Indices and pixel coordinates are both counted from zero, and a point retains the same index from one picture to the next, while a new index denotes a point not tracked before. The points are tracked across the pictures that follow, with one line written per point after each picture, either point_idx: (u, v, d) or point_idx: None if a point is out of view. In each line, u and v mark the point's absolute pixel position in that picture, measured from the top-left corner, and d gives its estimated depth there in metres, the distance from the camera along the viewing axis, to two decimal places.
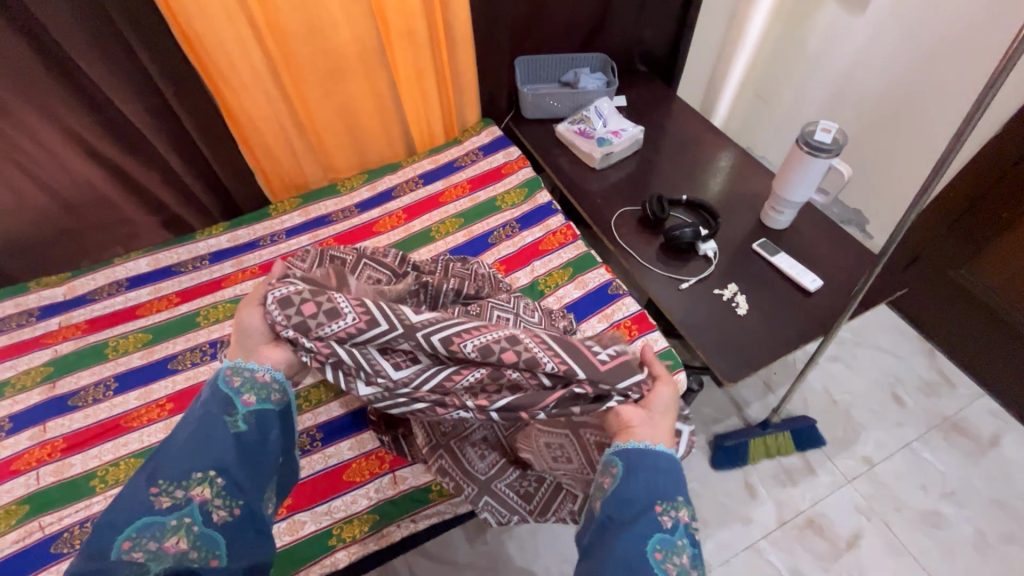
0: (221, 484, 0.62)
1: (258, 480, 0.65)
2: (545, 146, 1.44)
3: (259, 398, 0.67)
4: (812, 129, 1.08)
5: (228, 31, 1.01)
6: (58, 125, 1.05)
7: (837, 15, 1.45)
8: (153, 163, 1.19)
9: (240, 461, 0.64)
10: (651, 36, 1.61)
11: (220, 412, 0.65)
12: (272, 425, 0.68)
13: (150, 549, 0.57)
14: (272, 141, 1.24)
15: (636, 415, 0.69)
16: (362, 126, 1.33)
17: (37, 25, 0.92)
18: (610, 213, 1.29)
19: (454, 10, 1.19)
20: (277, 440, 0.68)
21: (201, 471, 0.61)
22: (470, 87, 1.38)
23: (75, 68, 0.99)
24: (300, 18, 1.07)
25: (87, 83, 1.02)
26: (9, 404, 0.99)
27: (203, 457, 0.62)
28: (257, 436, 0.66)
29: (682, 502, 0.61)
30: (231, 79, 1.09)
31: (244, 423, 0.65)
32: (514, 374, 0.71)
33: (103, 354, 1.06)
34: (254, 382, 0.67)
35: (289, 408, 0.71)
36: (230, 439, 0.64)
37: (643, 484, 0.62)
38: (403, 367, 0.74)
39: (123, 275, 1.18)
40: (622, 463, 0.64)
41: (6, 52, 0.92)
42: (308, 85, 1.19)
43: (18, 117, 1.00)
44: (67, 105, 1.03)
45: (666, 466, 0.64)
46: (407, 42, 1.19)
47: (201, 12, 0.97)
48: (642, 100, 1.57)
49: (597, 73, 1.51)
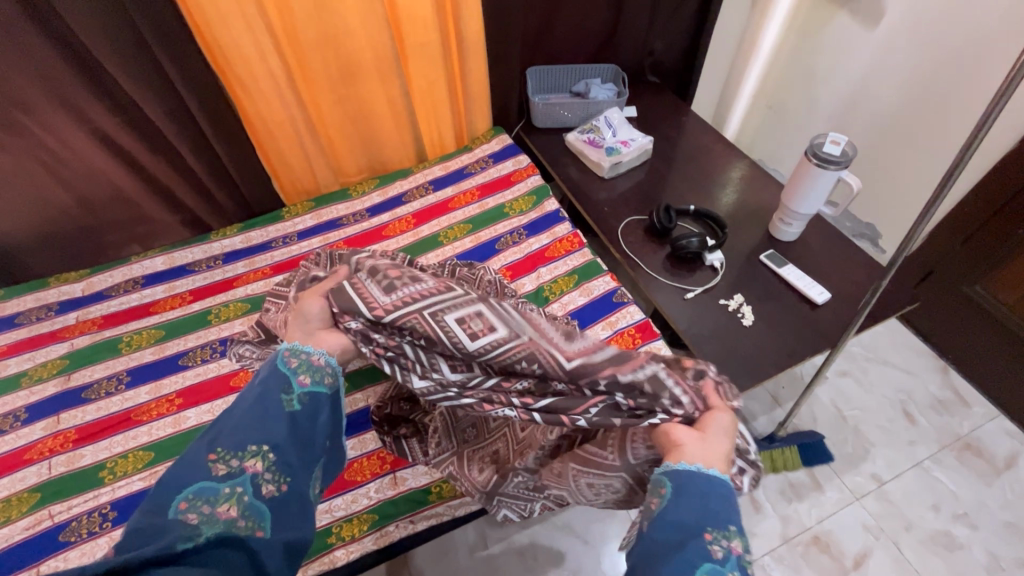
0: (273, 459, 0.62)
1: (306, 460, 0.66)
2: (554, 154, 1.46)
3: (313, 380, 0.69)
4: (821, 141, 1.08)
5: (247, 40, 1.05)
6: (83, 125, 1.09)
7: (851, 29, 1.45)
8: (173, 163, 1.23)
9: (292, 439, 0.64)
10: (662, 48, 1.62)
11: (277, 389, 0.66)
12: (324, 409, 0.69)
13: (204, 513, 0.56)
14: (285, 146, 1.27)
15: (686, 435, 0.65)
16: (375, 134, 1.36)
17: (66, 30, 0.96)
18: (617, 222, 1.29)
19: (468, 21, 1.22)
20: (327, 422, 0.69)
21: (255, 444, 0.61)
22: (481, 95, 1.41)
23: (101, 70, 1.03)
24: (317, 29, 1.11)
25: (111, 86, 1.06)
26: (26, 395, 1.02)
27: (260, 430, 0.62)
28: (308, 416, 0.67)
29: (734, 534, 0.55)
30: (249, 85, 1.12)
31: (298, 403, 0.66)
32: (560, 386, 0.73)
33: (117, 348, 1.09)
34: (310, 364, 0.70)
35: (338, 394, 0.72)
36: (284, 416, 0.65)
37: (692, 506, 0.57)
38: (458, 370, 0.76)
39: (139, 272, 1.22)
40: (671, 483, 0.60)
41: (36, 54, 0.96)
42: (324, 93, 1.22)
43: (46, 116, 1.05)
44: (92, 107, 1.07)
45: (720, 492, 0.59)
46: (421, 52, 1.22)
47: (222, 20, 1.00)
48: (653, 111, 1.58)
49: (608, 84, 1.53)
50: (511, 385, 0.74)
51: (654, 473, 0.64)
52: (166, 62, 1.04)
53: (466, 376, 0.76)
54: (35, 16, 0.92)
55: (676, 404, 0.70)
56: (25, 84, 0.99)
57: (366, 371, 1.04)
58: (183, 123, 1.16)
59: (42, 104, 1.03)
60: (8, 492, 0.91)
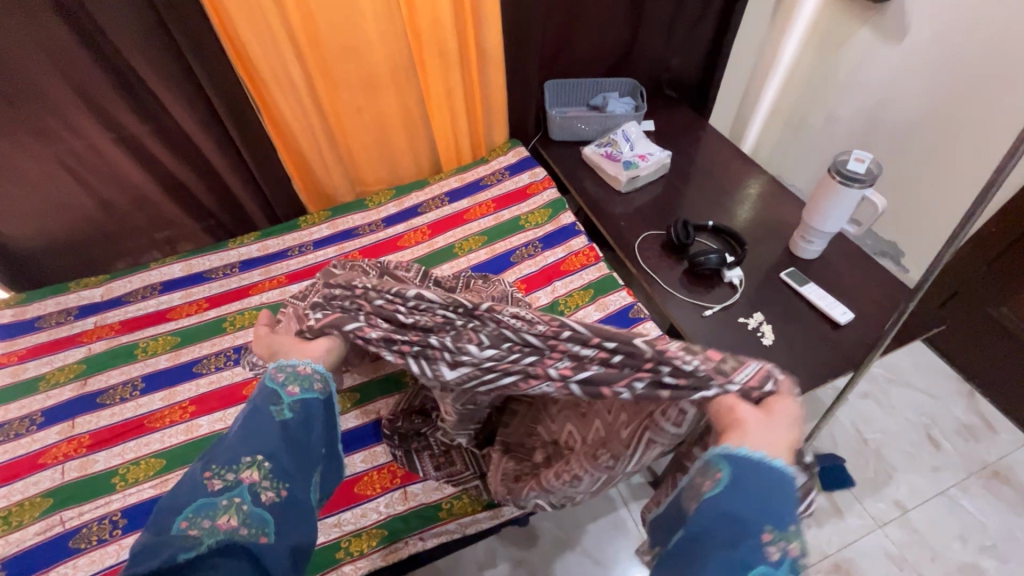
0: (269, 467, 0.61)
1: (304, 466, 0.64)
2: (571, 168, 1.45)
3: (302, 388, 0.67)
4: (845, 159, 1.05)
5: (276, 53, 1.07)
6: (110, 131, 1.11)
7: (871, 44, 1.44)
8: (195, 168, 1.24)
9: (287, 447, 0.63)
10: (680, 64, 1.62)
11: (266, 402, 0.64)
12: (316, 416, 0.67)
13: (205, 527, 0.56)
14: (309, 153, 1.28)
15: (751, 414, 0.54)
16: (392, 145, 1.37)
17: (102, 40, 0.99)
18: (634, 237, 1.28)
19: (487, 28, 1.22)
20: (322, 427, 0.67)
21: (249, 455, 0.60)
22: (500, 108, 1.41)
23: (131, 74, 1.05)
24: (340, 42, 1.12)
25: (139, 94, 1.08)
26: (43, 398, 1.03)
27: (254, 442, 0.62)
28: (302, 424, 0.65)
29: (796, 536, 0.47)
30: (275, 92, 1.13)
31: (289, 411, 0.65)
32: (595, 367, 0.62)
33: (133, 354, 1.10)
34: (296, 373, 0.67)
35: (331, 397, 0.71)
36: (275, 426, 0.63)
37: (752, 501, 0.48)
38: (486, 344, 0.66)
39: (157, 279, 1.23)
40: (728, 470, 0.50)
41: (71, 64, 0.99)
42: (345, 104, 1.23)
43: (75, 124, 1.07)
44: (120, 114, 1.09)
45: (785, 484, 0.49)
46: (440, 63, 1.23)
47: (253, 34, 1.03)
48: (670, 125, 1.57)
49: (625, 98, 1.52)
50: (549, 360, 0.64)
51: (705, 450, 0.54)
52: (194, 65, 1.04)
53: (498, 349, 0.66)
54: (70, 21, 0.95)
55: (733, 382, 0.57)
56: (55, 88, 1.01)
57: (377, 384, 1.04)
58: (207, 131, 1.18)
59: (73, 109, 1.05)
60: (21, 496, 0.91)
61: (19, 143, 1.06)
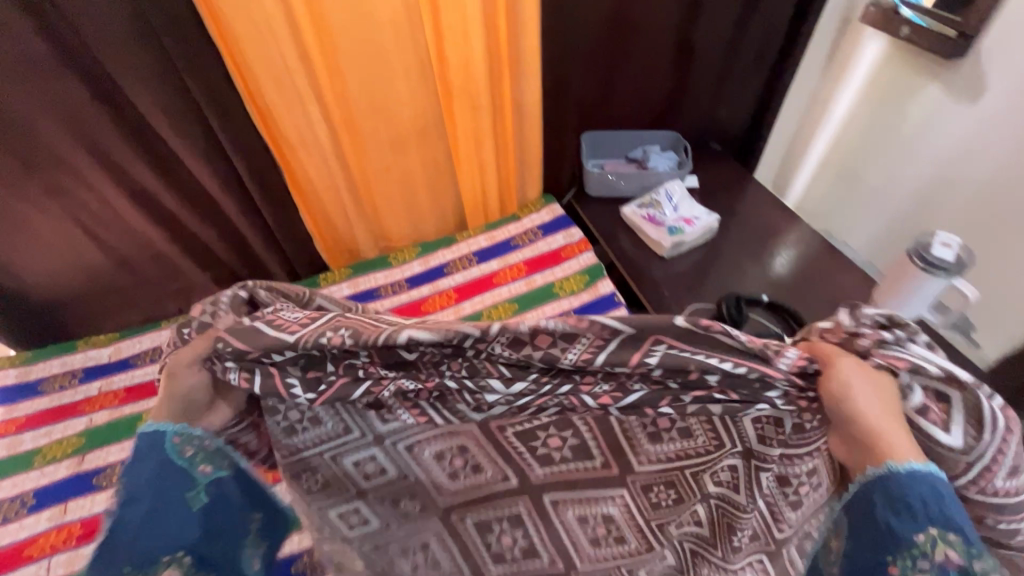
0: (192, 562, 0.52)
1: (228, 549, 0.57)
2: (609, 226, 1.34)
3: (214, 467, 0.58)
4: (928, 242, 0.93)
5: (298, 108, 1.00)
6: (124, 185, 1.05)
7: (941, 100, 1.31)
8: (210, 223, 1.17)
9: (209, 538, 0.54)
10: (727, 115, 1.51)
11: (175, 488, 0.53)
12: (231, 494, 0.59)
13: None
14: (329, 208, 1.20)
15: (839, 445, 0.54)
16: (418, 199, 1.29)
17: (116, 93, 0.93)
18: (678, 310, 1.17)
19: (524, 81, 1.15)
20: (241, 504, 0.60)
21: (168, 554, 0.51)
22: (533, 161, 1.32)
23: (147, 130, 0.99)
24: (366, 96, 1.05)
25: (155, 149, 1.02)
26: (36, 476, 0.96)
27: (170, 540, 0.51)
28: (220, 508, 0.57)
29: (939, 538, 0.44)
30: (296, 148, 1.06)
31: (205, 495, 0.55)
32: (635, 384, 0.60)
33: (135, 428, 1.02)
34: (205, 449, 0.58)
35: (241, 468, 0.62)
36: (194, 517, 0.53)
37: (867, 537, 0.48)
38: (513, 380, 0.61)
39: (167, 340, 1.16)
40: (844, 518, 0.52)
41: (84, 118, 0.94)
42: (370, 158, 1.16)
43: (88, 178, 1.02)
44: (134, 169, 1.03)
45: (923, 488, 0.46)
46: (471, 118, 1.15)
47: (275, 90, 0.96)
48: (715, 180, 1.46)
49: (667, 152, 1.42)
50: (585, 385, 0.60)
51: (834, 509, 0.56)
52: (210, 117, 0.98)
53: (529, 385, 0.60)
54: (85, 78, 0.90)
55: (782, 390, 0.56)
56: (68, 144, 0.96)
57: None
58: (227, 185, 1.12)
59: (86, 164, 1.00)
60: None
61: (29, 199, 1.01)
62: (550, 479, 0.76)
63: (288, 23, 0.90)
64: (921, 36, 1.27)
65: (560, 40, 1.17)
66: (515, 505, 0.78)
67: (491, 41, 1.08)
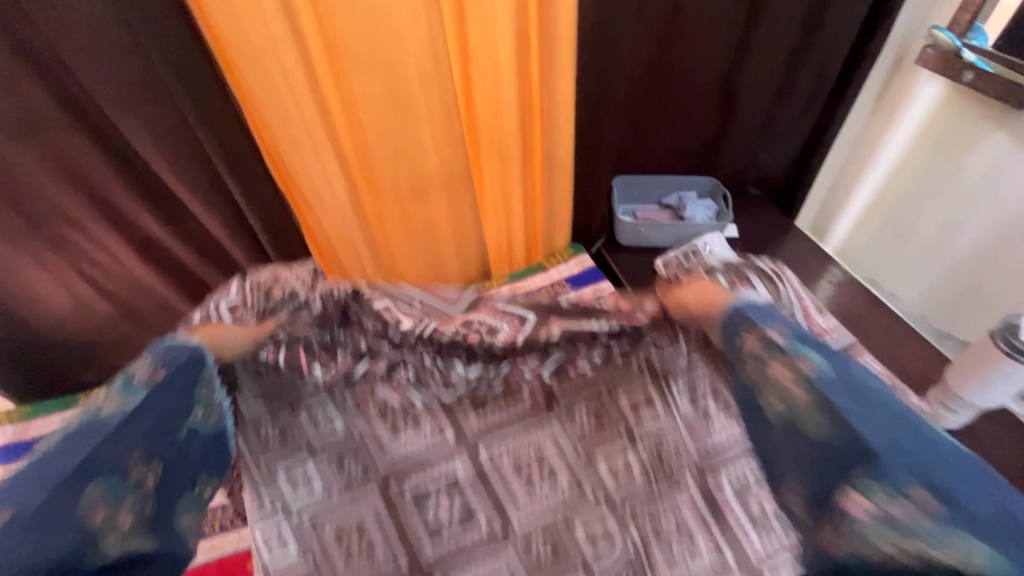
0: (161, 470, 0.70)
1: (182, 478, 0.73)
2: (641, 280, 1.25)
3: (205, 415, 0.78)
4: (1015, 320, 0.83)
5: (314, 158, 0.93)
6: (129, 234, 0.99)
7: (1010, 149, 1.20)
8: (220, 271, 1.11)
9: (173, 465, 0.72)
10: (769, 160, 1.42)
11: (177, 411, 0.72)
12: (211, 442, 0.79)
13: (103, 517, 0.62)
14: (345, 256, 1.13)
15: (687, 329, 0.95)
16: (439, 249, 1.21)
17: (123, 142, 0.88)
18: None
19: (558, 134, 1.07)
20: (202, 457, 0.77)
21: (147, 459, 0.68)
22: (564, 213, 1.25)
23: (155, 178, 0.94)
24: (387, 150, 0.98)
25: (164, 198, 0.97)
26: None
27: (154, 445, 0.69)
28: (190, 445, 0.75)
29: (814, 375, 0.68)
30: (311, 199, 0.99)
31: (186, 433, 0.74)
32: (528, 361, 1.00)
33: None
34: (208, 400, 0.78)
35: (225, 429, 0.82)
36: (172, 445, 0.71)
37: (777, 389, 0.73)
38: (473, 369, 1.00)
39: None
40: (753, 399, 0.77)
41: (88, 167, 0.89)
42: (387, 208, 1.08)
43: (91, 227, 0.97)
44: (141, 218, 0.98)
45: (759, 314, 0.77)
46: (496, 164, 1.07)
47: (289, 140, 0.89)
48: (754, 227, 1.36)
49: (705, 200, 1.33)
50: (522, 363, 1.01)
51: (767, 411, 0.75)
52: (219, 165, 0.93)
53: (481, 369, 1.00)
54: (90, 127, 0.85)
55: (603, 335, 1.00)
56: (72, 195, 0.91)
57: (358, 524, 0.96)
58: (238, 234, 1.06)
59: (87, 213, 0.94)
60: None
61: (29, 252, 0.96)
62: (486, 435, 0.94)
63: (302, 66, 0.82)
64: (987, 83, 1.16)
65: (601, 79, 1.08)
66: (446, 462, 0.91)
67: (524, 90, 0.99)
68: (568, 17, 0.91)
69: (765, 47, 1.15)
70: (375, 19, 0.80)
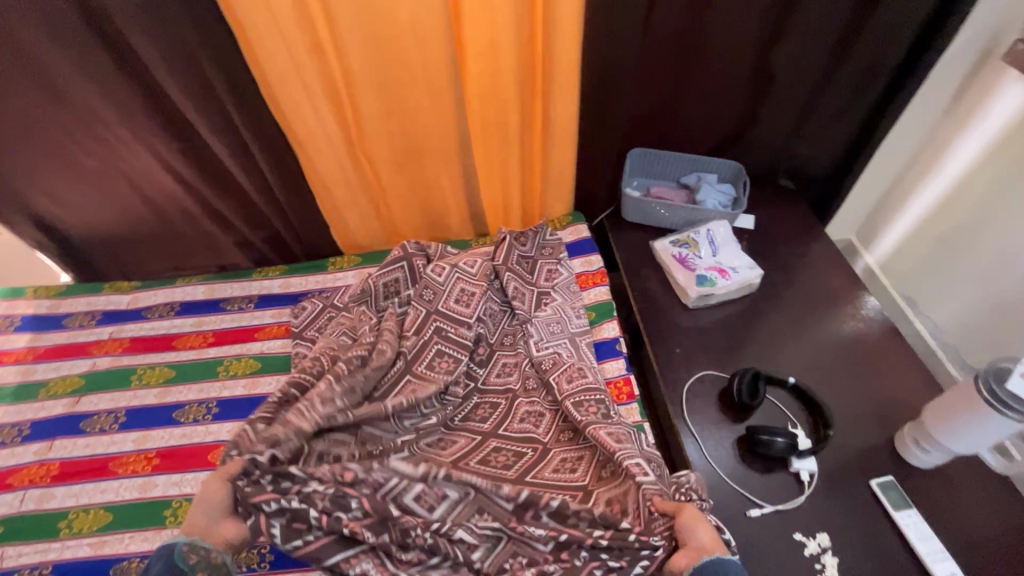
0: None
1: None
2: (634, 261, 1.20)
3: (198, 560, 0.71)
4: (1006, 371, 0.77)
5: (312, 118, 1.01)
6: (143, 140, 1.07)
7: None
8: (230, 198, 1.18)
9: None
10: (809, 153, 1.25)
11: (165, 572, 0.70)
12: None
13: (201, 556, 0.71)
14: (342, 202, 1.17)
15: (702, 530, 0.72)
16: (418, 181, 1.18)
17: (123, 42, 0.91)
18: (685, 373, 1.02)
19: (558, 50, 0.95)
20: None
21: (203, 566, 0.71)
22: (568, 125, 1.08)
23: (161, 91, 0.99)
24: (356, 13, 0.88)
25: (171, 106, 1.01)
26: (37, 408, 1.04)
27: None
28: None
29: None
30: (308, 148, 1.05)
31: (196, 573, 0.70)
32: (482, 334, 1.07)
33: (128, 380, 1.07)
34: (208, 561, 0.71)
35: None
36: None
37: None
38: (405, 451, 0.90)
39: (178, 298, 1.21)
40: None
41: (95, 67, 0.94)
42: (368, 126, 1.05)
43: (112, 128, 1.04)
44: (151, 125, 1.04)
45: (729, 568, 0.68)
46: (497, 166, 1.15)
47: (287, 98, 0.97)
48: (778, 229, 1.24)
49: (724, 186, 1.24)
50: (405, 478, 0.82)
51: None
52: (217, 84, 0.95)
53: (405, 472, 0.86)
54: (101, 36, 0.90)
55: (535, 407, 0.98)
56: (48, 18, 0.87)
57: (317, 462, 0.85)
58: (241, 154, 1.08)
59: (100, 109, 1.01)
60: None
61: (58, 128, 1.04)
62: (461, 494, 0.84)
63: (298, 12, 0.87)
64: None
65: (646, 11, 0.97)
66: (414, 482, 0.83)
67: (524, 9, 0.90)
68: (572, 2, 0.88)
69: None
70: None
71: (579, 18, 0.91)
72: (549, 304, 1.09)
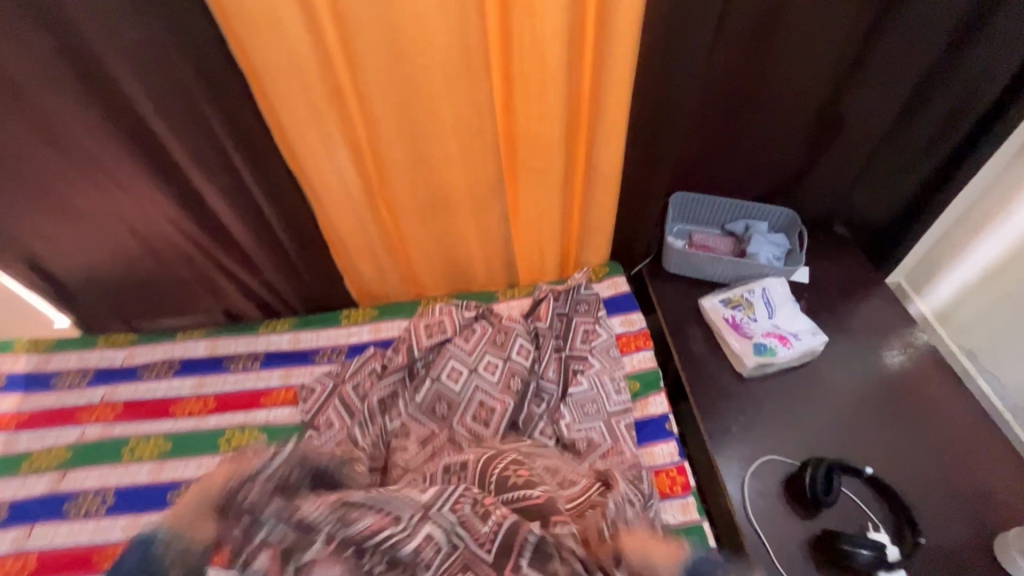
0: None
1: None
2: (679, 319, 1.08)
3: None
4: None
5: (330, 166, 0.91)
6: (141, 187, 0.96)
7: None
8: (236, 246, 1.08)
9: None
10: (870, 201, 1.13)
11: None
12: None
13: None
14: (356, 252, 1.07)
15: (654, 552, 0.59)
16: (443, 230, 1.07)
17: (114, 90, 0.81)
18: (744, 455, 0.90)
19: (608, 93, 0.85)
20: None
21: None
22: (611, 173, 0.97)
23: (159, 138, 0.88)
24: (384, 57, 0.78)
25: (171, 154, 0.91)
26: (18, 486, 0.93)
27: None
28: None
29: None
30: (323, 197, 0.96)
31: None
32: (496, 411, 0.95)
33: (119, 453, 0.97)
34: None
35: None
36: None
37: None
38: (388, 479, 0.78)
39: (178, 355, 1.11)
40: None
41: (86, 114, 0.84)
42: (392, 174, 0.95)
43: (106, 176, 0.94)
44: (149, 173, 0.93)
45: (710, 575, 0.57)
46: (532, 215, 1.04)
47: (303, 145, 0.87)
48: (836, 284, 1.12)
49: (777, 236, 1.12)
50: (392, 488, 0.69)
51: None
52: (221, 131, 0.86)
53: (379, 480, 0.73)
54: (90, 82, 0.80)
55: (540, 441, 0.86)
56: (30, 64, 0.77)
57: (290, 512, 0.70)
58: (247, 203, 0.98)
59: (92, 156, 0.90)
60: None
61: (46, 177, 0.93)
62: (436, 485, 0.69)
63: (318, 55, 0.77)
64: None
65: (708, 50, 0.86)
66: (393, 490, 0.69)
67: (574, 48, 0.80)
68: (629, 42, 0.78)
69: (910, 34, 0.87)
70: (394, 41, 0.76)
71: (632, 64, 0.82)
72: (581, 372, 0.97)
